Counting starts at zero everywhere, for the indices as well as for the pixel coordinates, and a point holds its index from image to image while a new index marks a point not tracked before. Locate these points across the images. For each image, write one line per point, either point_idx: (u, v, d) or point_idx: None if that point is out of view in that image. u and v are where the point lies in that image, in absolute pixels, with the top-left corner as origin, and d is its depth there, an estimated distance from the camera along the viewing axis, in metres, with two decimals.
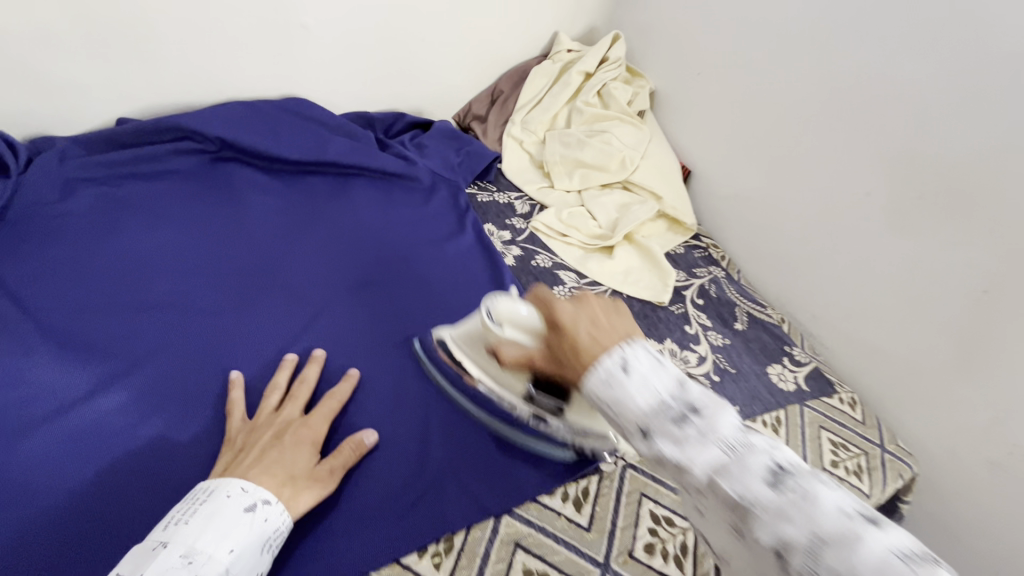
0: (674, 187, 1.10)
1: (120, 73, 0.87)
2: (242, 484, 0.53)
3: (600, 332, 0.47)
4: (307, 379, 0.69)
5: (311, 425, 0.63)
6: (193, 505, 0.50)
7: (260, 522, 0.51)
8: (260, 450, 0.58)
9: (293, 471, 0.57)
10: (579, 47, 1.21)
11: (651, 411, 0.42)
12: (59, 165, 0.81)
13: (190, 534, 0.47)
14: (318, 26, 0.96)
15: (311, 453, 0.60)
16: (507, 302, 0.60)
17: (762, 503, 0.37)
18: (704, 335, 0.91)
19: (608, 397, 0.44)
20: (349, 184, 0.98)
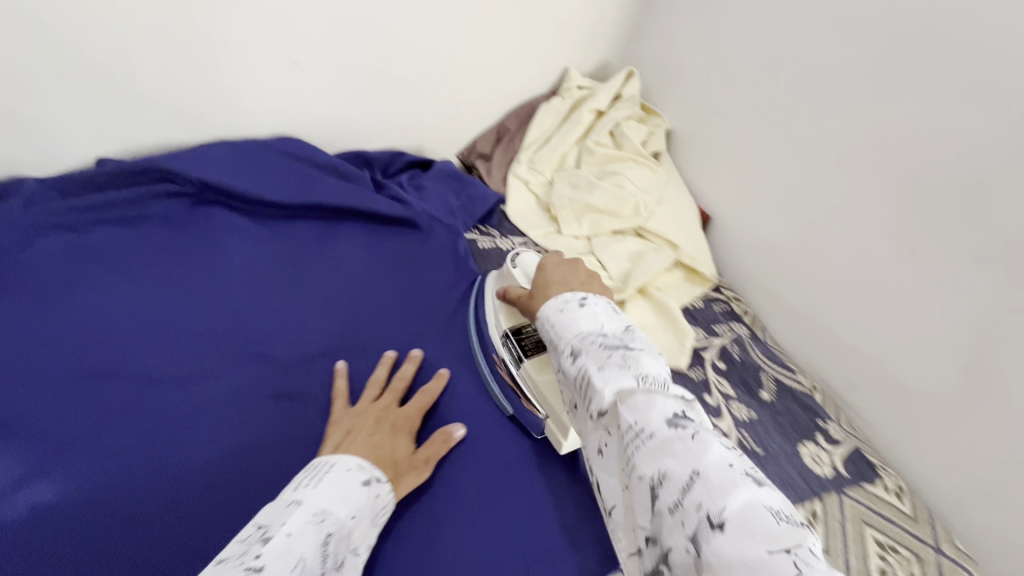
0: (692, 235, 1.01)
1: (99, 111, 0.82)
2: (356, 460, 0.57)
3: (571, 275, 0.64)
4: (403, 376, 0.73)
5: (407, 416, 0.68)
6: (317, 473, 0.54)
7: (373, 496, 0.56)
8: (367, 432, 0.63)
9: (396, 458, 0.62)
10: (590, 83, 1.14)
11: (587, 337, 0.52)
12: (23, 212, 0.75)
13: (316, 494, 0.51)
14: (312, 63, 0.91)
15: (408, 441, 0.65)
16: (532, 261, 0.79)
17: (650, 432, 0.41)
18: (727, 407, 0.81)
19: (561, 321, 0.56)
20: (341, 231, 0.91)
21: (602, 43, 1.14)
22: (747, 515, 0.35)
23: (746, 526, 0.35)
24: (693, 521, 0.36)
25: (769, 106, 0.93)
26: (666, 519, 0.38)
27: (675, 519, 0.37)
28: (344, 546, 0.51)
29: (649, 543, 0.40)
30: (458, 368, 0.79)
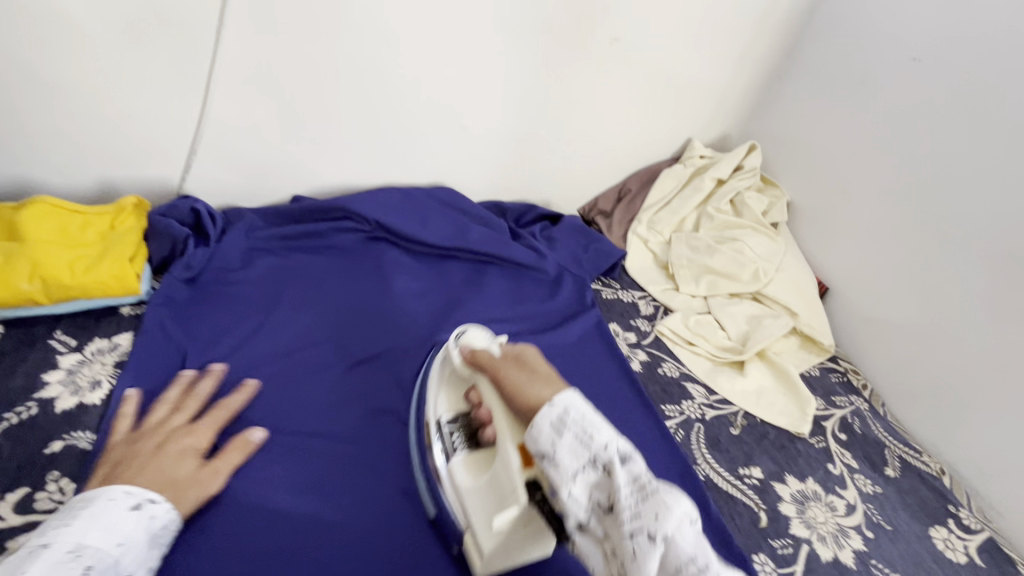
0: (811, 305, 1.04)
1: (303, 157, 0.98)
2: (124, 487, 0.55)
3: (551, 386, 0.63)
4: (200, 394, 0.68)
5: (197, 431, 0.64)
6: (76, 509, 0.53)
7: (148, 518, 0.54)
8: (141, 461, 0.59)
9: (177, 478, 0.59)
10: (711, 153, 1.21)
11: (629, 455, 0.56)
12: (245, 237, 0.90)
13: (76, 533, 0.50)
14: (474, 126, 1.03)
15: (195, 459, 0.62)
16: (479, 339, 0.76)
17: (706, 564, 0.49)
18: (851, 478, 0.82)
19: (594, 424, 0.57)
20: (485, 272, 1.01)
21: (726, 117, 1.22)
22: None
23: None
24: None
25: (900, 189, 0.97)
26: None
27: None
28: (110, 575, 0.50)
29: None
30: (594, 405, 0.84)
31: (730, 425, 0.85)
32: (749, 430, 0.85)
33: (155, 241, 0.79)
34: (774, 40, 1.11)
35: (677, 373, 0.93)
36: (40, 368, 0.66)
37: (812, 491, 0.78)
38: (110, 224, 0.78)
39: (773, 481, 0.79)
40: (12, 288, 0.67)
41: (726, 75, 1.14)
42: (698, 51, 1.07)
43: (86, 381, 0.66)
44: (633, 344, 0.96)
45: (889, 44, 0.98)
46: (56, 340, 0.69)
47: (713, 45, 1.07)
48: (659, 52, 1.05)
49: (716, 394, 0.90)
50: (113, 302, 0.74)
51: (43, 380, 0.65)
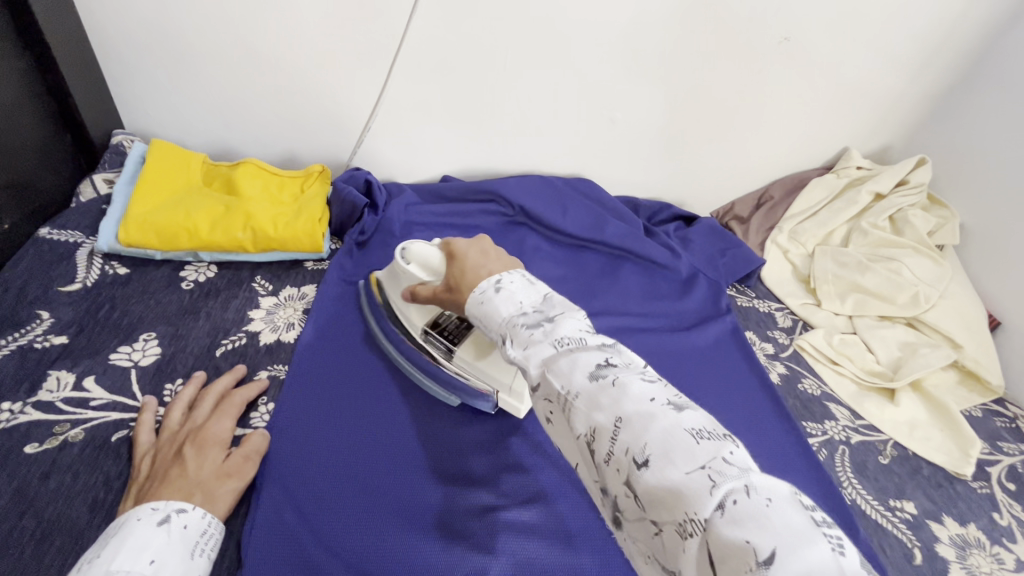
0: (979, 338, 0.95)
1: (459, 140, 1.04)
2: (150, 504, 0.50)
3: (484, 258, 0.59)
4: (214, 389, 0.63)
5: (216, 430, 0.58)
6: (103, 541, 0.47)
7: (180, 529, 0.49)
8: (159, 473, 0.53)
9: (201, 480, 0.54)
10: (870, 165, 1.13)
11: (509, 317, 0.49)
12: (405, 210, 0.97)
13: (103, 560, 0.44)
14: (623, 120, 1.04)
15: (219, 454, 0.57)
16: (420, 246, 0.67)
17: (576, 392, 0.40)
18: (1022, 533, 0.74)
19: (482, 308, 0.52)
20: (620, 266, 1.01)
21: (890, 128, 1.13)
22: (759, 515, 0.30)
23: (750, 524, 0.30)
24: (627, 468, 0.36)
25: None
26: (606, 469, 0.38)
27: (613, 467, 0.37)
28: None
29: (603, 490, 0.40)
30: (733, 414, 0.81)
31: (879, 453, 0.80)
32: (901, 461, 0.80)
33: (337, 205, 0.88)
34: (964, 47, 1.02)
35: (819, 392, 0.88)
36: (247, 306, 0.75)
37: (974, 538, 0.72)
38: (301, 187, 0.87)
39: (929, 520, 0.73)
40: (230, 236, 0.77)
41: (899, 82, 1.05)
42: (873, 54, 1.00)
43: (282, 322, 0.75)
44: (770, 355, 0.93)
45: None
46: (257, 284, 0.79)
47: (891, 48, 1.00)
48: (829, 55, 0.99)
49: (863, 419, 0.85)
50: (301, 256, 0.83)
51: (250, 316, 0.74)
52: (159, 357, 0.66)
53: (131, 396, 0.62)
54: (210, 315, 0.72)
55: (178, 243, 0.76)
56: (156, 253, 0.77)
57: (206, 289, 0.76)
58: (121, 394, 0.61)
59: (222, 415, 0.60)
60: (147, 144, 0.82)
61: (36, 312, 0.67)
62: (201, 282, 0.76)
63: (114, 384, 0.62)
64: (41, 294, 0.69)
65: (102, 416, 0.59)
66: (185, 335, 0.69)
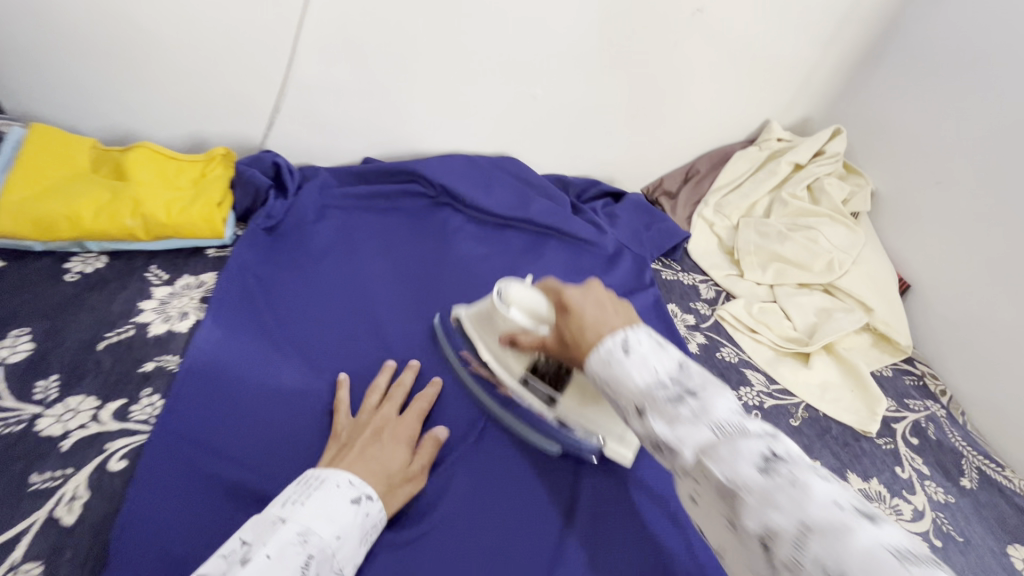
0: (889, 301, 0.98)
1: (376, 120, 1.01)
2: (349, 476, 0.53)
3: (603, 313, 0.51)
4: (377, 385, 0.68)
5: (405, 426, 0.64)
6: (307, 489, 0.51)
7: (363, 515, 0.51)
8: (360, 446, 0.59)
9: (390, 471, 0.58)
10: (790, 136, 1.15)
11: (645, 388, 0.45)
12: (319, 193, 0.93)
13: (306, 511, 0.48)
14: (545, 96, 1.03)
15: (406, 453, 0.61)
16: (520, 289, 0.64)
17: (748, 486, 0.37)
18: (921, 484, 0.77)
19: (606, 371, 0.48)
20: (545, 244, 1.00)
21: (809, 99, 1.15)
22: None
23: None
24: None
25: (1002, 181, 0.89)
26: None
27: None
28: (328, 568, 0.47)
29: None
30: None
31: (790, 416, 0.82)
32: (810, 423, 0.82)
33: (240, 189, 0.84)
34: (873, 18, 1.04)
35: (736, 359, 0.90)
36: (137, 297, 0.71)
37: (875, 491, 0.75)
38: (201, 171, 0.83)
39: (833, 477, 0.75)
40: (117, 223, 0.73)
41: (814, 54, 1.07)
42: (787, 25, 1.02)
43: (175, 312, 0.71)
44: (692, 326, 0.94)
45: (1011, 21, 0.88)
46: (151, 274, 0.75)
47: (803, 19, 1.01)
48: (743, 27, 1.00)
49: (777, 384, 0.87)
50: (201, 243, 0.79)
51: (140, 307, 0.70)
52: (33, 353, 0.62)
53: None
54: (94, 308, 0.68)
55: (59, 233, 0.72)
56: (36, 244, 0.72)
57: (92, 280, 0.71)
58: None
59: (410, 414, 0.66)
60: (25, 129, 0.76)
61: None
62: (87, 274, 0.72)
63: None
64: None
65: None
66: (64, 328, 0.65)
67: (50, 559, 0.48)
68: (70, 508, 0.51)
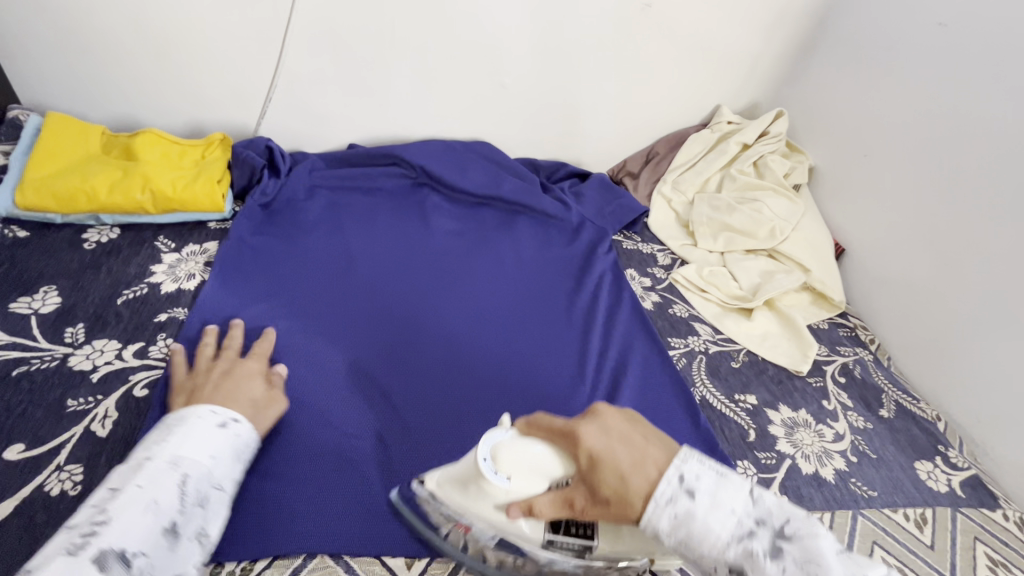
0: (825, 263, 1.09)
1: (359, 108, 1.10)
2: (212, 407, 0.58)
3: (632, 447, 0.46)
4: (233, 337, 0.71)
5: (248, 365, 0.68)
6: (167, 430, 0.54)
7: (233, 436, 0.57)
8: (218, 390, 0.62)
9: (254, 397, 0.64)
10: (739, 119, 1.26)
11: (732, 541, 0.40)
12: (309, 174, 1.03)
13: (171, 446, 0.52)
14: (513, 85, 1.13)
15: (261, 382, 0.67)
16: (512, 449, 0.52)
17: None
18: (844, 414, 0.88)
19: (679, 529, 0.42)
20: (516, 219, 1.11)
21: (755, 86, 1.27)
22: None
23: None
24: None
25: (916, 151, 1.01)
26: None
27: None
28: (207, 483, 0.52)
29: None
30: (609, 332, 0.92)
31: (732, 359, 0.93)
32: (749, 365, 0.93)
33: (237, 169, 0.94)
34: (807, 8, 1.15)
35: (687, 314, 1.01)
36: (149, 261, 0.81)
37: (802, 419, 0.86)
38: (201, 153, 0.92)
39: (767, 408, 0.86)
40: (129, 198, 0.82)
41: (756, 43, 1.19)
42: (729, 18, 1.13)
43: (183, 273, 0.80)
44: (648, 287, 1.05)
45: (919, 8, 1.00)
46: (160, 243, 0.84)
47: (745, 14, 1.13)
48: (689, 19, 1.11)
49: (722, 334, 0.98)
50: (203, 217, 0.89)
51: (152, 269, 0.79)
52: (60, 306, 0.71)
53: (30, 339, 0.67)
54: (112, 270, 0.78)
55: (77, 207, 0.81)
56: (56, 217, 0.81)
57: (108, 248, 0.81)
58: (22, 337, 0.67)
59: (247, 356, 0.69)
60: (43, 117, 0.86)
61: None
62: (103, 242, 0.81)
63: (14, 329, 0.67)
64: None
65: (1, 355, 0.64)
66: (85, 287, 0.74)
67: (89, 462, 0.58)
68: (102, 424, 0.61)
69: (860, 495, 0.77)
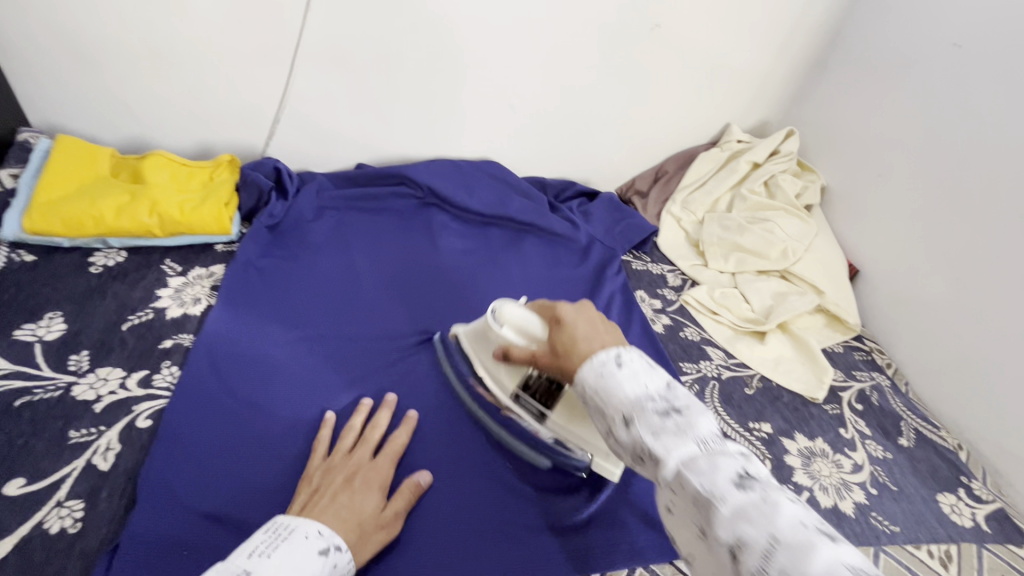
0: (839, 284, 1.07)
1: (367, 128, 1.10)
2: (318, 526, 0.51)
3: (595, 330, 0.55)
4: (379, 424, 0.69)
5: (379, 469, 0.64)
6: (275, 539, 0.48)
7: (331, 567, 0.49)
8: (332, 492, 0.58)
9: (362, 518, 0.57)
10: (749, 138, 1.25)
11: (634, 401, 0.46)
12: (316, 195, 1.02)
13: (274, 561, 0.45)
14: (521, 105, 1.13)
15: (378, 497, 0.61)
16: (514, 308, 0.68)
17: (724, 499, 0.38)
18: (862, 443, 0.85)
19: (598, 383, 0.49)
20: (524, 239, 1.09)
21: (764, 104, 1.26)
22: None
23: None
24: None
25: (932, 173, 0.99)
26: None
27: None
28: None
29: None
30: None
31: (745, 385, 0.91)
32: (763, 391, 0.91)
33: (245, 191, 0.94)
34: (817, 27, 1.15)
35: (698, 337, 0.99)
36: (155, 285, 0.80)
37: (819, 448, 0.83)
38: (209, 175, 0.92)
39: (782, 436, 0.84)
40: (136, 221, 0.82)
41: (765, 62, 1.18)
42: (737, 38, 1.12)
43: (189, 298, 0.80)
44: (658, 309, 1.03)
45: (932, 29, 0.99)
46: (166, 266, 0.83)
47: (753, 34, 1.12)
48: (698, 39, 1.11)
49: (734, 358, 0.96)
50: (210, 239, 0.88)
51: (158, 294, 0.79)
52: (65, 332, 0.70)
53: (34, 366, 0.66)
54: (117, 294, 0.77)
55: (84, 230, 0.81)
56: (63, 240, 0.81)
57: (115, 272, 0.80)
58: (26, 365, 0.66)
59: (384, 459, 0.65)
60: (52, 140, 0.86)
61: None
62: (110, 266, 0.81)
63: (18, 357, 0.66)
64: None
65: (3, 385, 0.63)
66: (91, 312, 0.74)
67: (90, 497, 0.57)
68: (105, 457, 0.60)
69: (882, 530, 0.74)
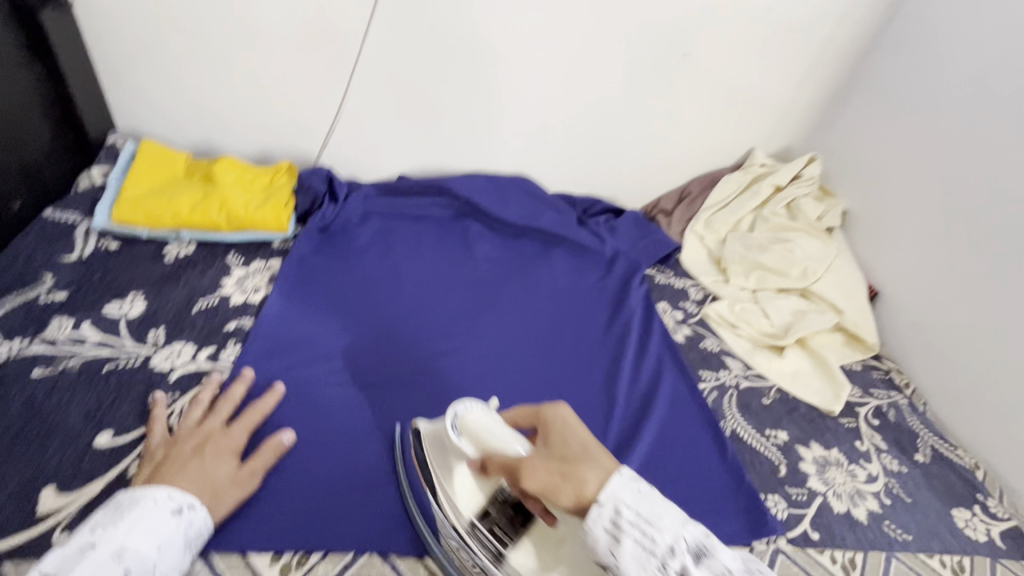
0: (858, 305, 1.10)
1: (411, 142, 1.19)
2: (167, 491, 0.61)
3: (587, 452, 0.54)
4: (232, 397, 0.73)
5: (230, 436, 0.69)
6: (118, 510, 0.58)
7: (184, 524, 0.60)
8: (180, 464, 0.64)
9: (213, 480, 0.65)
10: (772, 162, 1.30)
11: (674, 544, 0.45)
12: (363, 200, 1.11)
13: (119, 534, 0.55)
14: (554, 125, 1.20)
15: (231, 461, 0.67)
16: (479, 417, 0.61)
17: None
18: (877, 455, 0.88)
19: (633, 523, 0.46)
20: (553, 250, 1.16)
21: (788, 130, 1.31)
22: None
23: None
24: None
25: (951, 200, 1.03)
26: None
27: None
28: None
29: None
30: (642, 365, 0.95)
31: (763, 396, 0.94)
32: (781, 402, 0.94)
33: (301, 195, 1.02)
34: (841, 59, 1.20)
35: (718, 349, 1.03)
36: (221, 275, 0.89)
37: (834, 458, 0.87)
38: (270, 179, 1.01)
39: (797, 444, 0.88)
40: (207, 218, 0.91)
41: (789, 91, 1.24)
42: (762, 68, 1.19)
43: (250, 288, 0.89)
44: (679, 321, 1.08)
45: (951, 63, 1.03)
46: (230, 259, 0.92)
47: (778, 63, 1.18)
48: (725, 68, 1.17)
49: (753, 370, 1.00)
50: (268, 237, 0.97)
51: (223, 283, 0.88)
52: (145, 311, 0.81)
53: (121, 338, 0.78)
54: (189, 281, 0.87)
55: (161, 224, 0.90)
56: (143, 232, 0.90)
57: (186, 262, 0.89)
58: (114, 336, 0.77)
59: (239, 427, 0.71)
60: (136, 144, 0.96)
61: (41, 275, 0.82)
62: (182, 257, 0.90)
63: (108, 330, 0.78)
64: (46, 263, 0.84)
65: (96, 351, 0.75)
66: (166, 296, 0.84)
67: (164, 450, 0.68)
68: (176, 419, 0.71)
69: (894, 538, 0.79)
